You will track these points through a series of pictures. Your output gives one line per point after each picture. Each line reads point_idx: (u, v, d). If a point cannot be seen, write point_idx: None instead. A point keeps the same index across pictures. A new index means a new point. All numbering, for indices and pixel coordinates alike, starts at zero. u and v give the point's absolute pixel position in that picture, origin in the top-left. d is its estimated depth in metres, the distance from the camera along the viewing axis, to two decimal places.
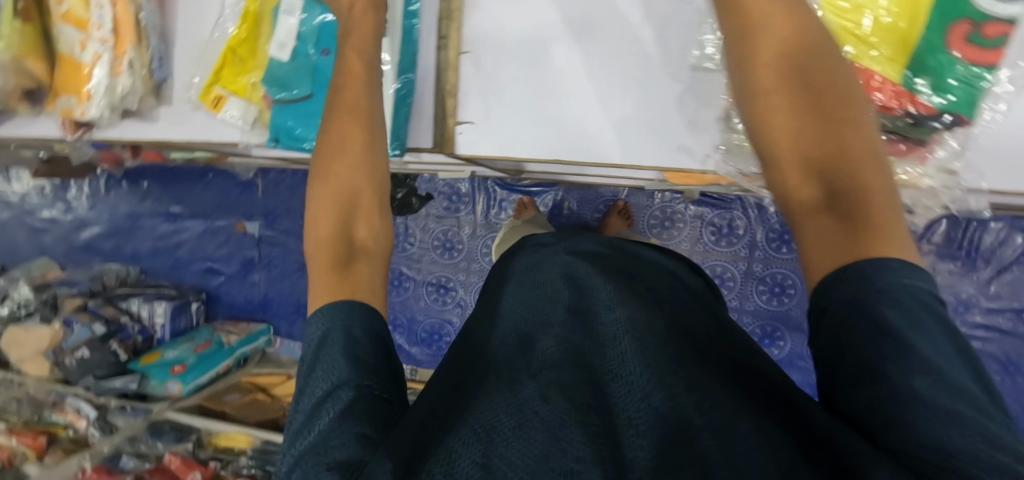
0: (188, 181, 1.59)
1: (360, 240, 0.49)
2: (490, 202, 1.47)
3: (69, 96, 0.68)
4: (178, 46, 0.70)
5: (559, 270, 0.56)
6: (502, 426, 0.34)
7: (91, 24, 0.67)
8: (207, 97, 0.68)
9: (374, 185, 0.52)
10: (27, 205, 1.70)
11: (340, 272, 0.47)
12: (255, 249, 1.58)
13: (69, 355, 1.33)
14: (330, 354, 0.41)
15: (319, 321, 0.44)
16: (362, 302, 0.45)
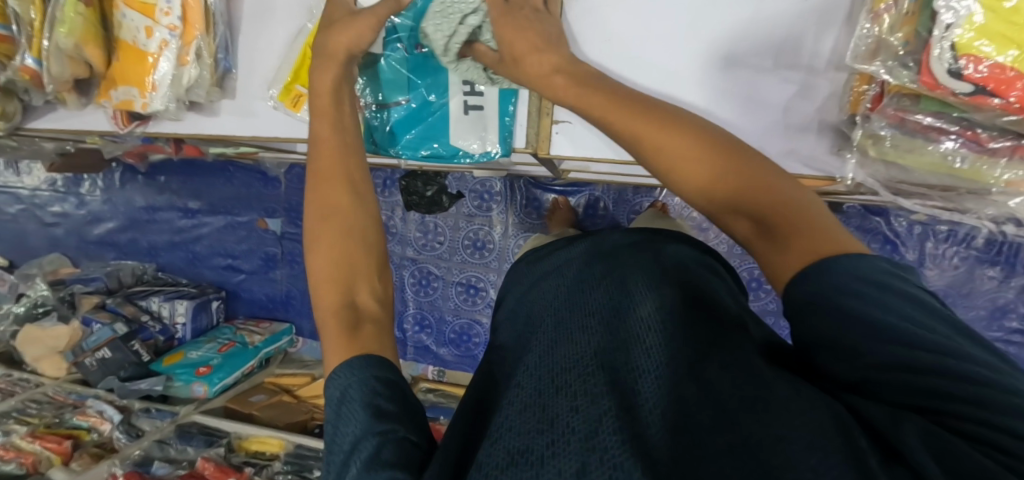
0: (208, 175, 1.54)
1: (364, 306, 0.42)
2: (523, 200, 1.44)
3: (131, 84, 0.68)
4: (243, 35, 0.68)
5: (561, 259, 0.49)
6: (533, 449, 0.27)
7: (158, 10, 0.66)
8: (287, 96, 0.64)
9: (368, 243, 0.45)
10: (38, 199, 1.64)
11: (349, 332, 0.39)
12: (276, 245, 1.53)
13: (91, 355, 1.29)
14: (344, 407, 0.34)
15: (334, 386, 0.36)
16: (377, 357, 0.38)
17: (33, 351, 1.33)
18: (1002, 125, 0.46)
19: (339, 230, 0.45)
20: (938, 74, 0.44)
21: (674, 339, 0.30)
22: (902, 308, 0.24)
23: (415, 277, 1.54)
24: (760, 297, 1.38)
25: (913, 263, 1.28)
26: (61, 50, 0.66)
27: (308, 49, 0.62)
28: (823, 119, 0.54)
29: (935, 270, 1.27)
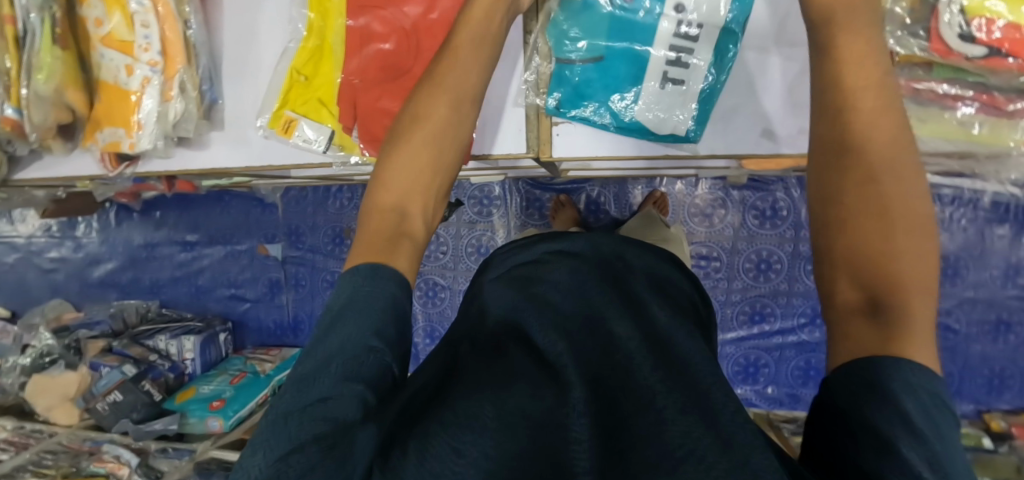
0: (204, 206, 1.53)
1: (415, 224, 0.50)
2: (524, 202, 1.43)
3: (117, 125, 0.68)
4: (224, 65, 0.72)
5: (569, 271, 0.54)
6: (484, 412, 0.33)
7: (136, 46, 0.66)
8: (278, 122, 0.69)
9: (440, 170, 0.53)
10: (36, 246, 1.63)
11: (386, 245, 0.47)
12: (280, 270, 1.52)
13: (102, 399, 1.27)
14: (354, 315, 0.41)
15: (348, 285, 0.44)
16: (390, 268, 0.45)
17: (44, 400, 1.32)
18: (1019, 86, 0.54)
19: (415, 158, 0.52)
20: (949, 41, 0.52)
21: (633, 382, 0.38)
22: (926, 431, 0.25)
23: (421, 290, 1.53)
24: (771, 278, 1.36)
25: None
26: (43, 98, 0.66)
27: (294, 74, 0.68)
28: None
29: (944, 234, 1.25)
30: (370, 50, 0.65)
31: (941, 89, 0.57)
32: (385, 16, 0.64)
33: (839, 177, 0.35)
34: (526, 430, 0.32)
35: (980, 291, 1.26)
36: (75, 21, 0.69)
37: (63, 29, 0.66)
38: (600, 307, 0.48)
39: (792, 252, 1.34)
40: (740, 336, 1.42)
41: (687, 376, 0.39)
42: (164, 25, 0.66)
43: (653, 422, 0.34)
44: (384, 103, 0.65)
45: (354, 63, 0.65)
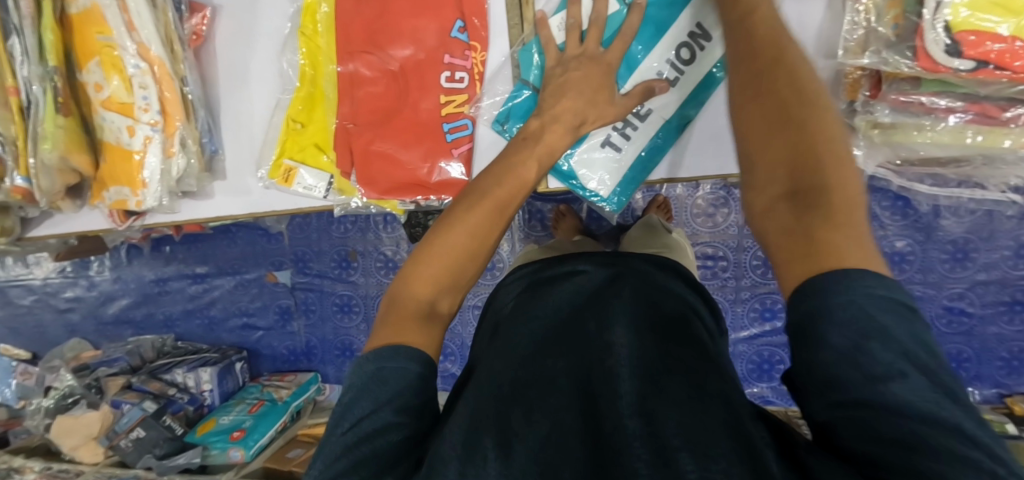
0: (211, 239, 1.55)
1: (442, 314, 0.49)
2: (525, 216, 1.44)
3: (122, 185, 0.72)
4: (223, 120, 0.78)
5: (567, 294, 0.56)
6: (491, 463, 0.36)
7: (136, 107, 0.68)
8: (278, 172, 0.75)
9: (485, 247, 0.53)
10: (50, 288, 1.66)
11: (425, 319, 0.47)
12: (290, 297, 1.54)
13: (125, 437, 1.30)
14: (367, 395, 0.41)
15: (365, 364, 0.44)
16: (405, 344, 0.45)
17: (69, 441, 1.34)
18: (1006, 96, 0.60)
19: (458, 245, 0.51)
20: (936, 57, 0.56)
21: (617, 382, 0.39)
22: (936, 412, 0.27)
23: None
24: None
25: (928, 215, 1.25)
26: (48, 166, 0.69)
27: (290, 122, 0.74)
28: None
29: (951, 219, 1.24)
30: (360, 93, 0.72)
31: (926, 102, 0.62)
32: (372, 61, 0.71)
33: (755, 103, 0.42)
34: (512, 466, 0.35)
35: (993, 273, 1.25)
36: (74, 86, 0.70)
37: (64, 97, 0.68)
38: (586, 316, 0.51)
39: None
40: (752, 335, 1.42)
41: (664, 360, 0.41)
42: (162, 86, 0.68)
43: (624, 427, 0.35)
44: (378, 146, 0.73)
45: (345, 108, 0.73)
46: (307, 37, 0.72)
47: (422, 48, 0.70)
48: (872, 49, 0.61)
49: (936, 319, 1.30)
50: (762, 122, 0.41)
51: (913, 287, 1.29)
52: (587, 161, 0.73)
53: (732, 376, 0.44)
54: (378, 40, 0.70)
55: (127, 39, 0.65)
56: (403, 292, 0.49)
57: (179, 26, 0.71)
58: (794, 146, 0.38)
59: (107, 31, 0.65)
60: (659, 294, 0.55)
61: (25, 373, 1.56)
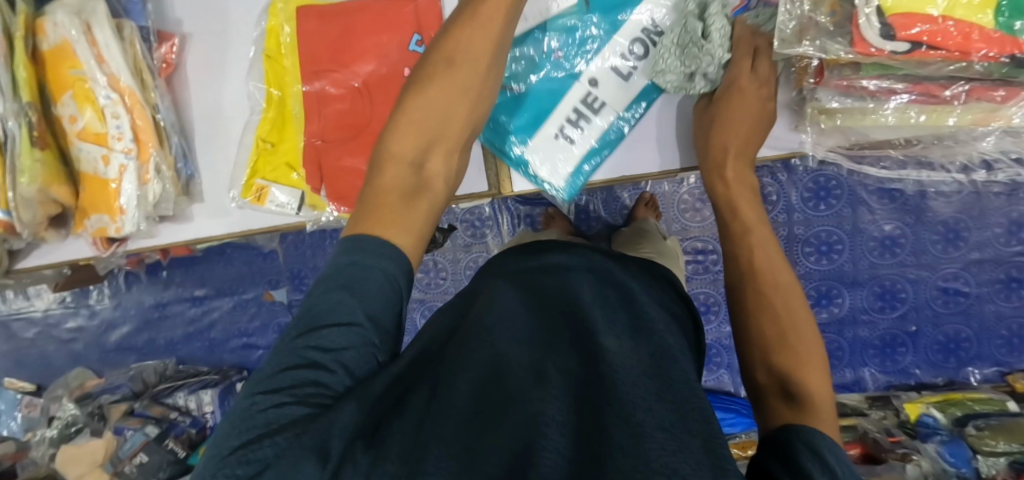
0: (208, 261, 1.58)
1: (425, 177, 0.61)
2: (515, 221, 1.46)
3: (102, 212, 0.74)
4: (197, 143, 0.80)
5: (561, 285, 0.57)
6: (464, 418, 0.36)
7: (110, 136, 0.70)
8: (250, 192, 0.77)
9: (453, 113, 0.66)
10: (52, 318, 1.68)
11: (409, 198, 0.58)
12: (288, 315, 1.55)
13: (128, 463, 1.32)
14: (343, 301, 0.44)
15: (343, 257, 0.48)
16: (383, 235, 0.51)
17: (75, 470, 1.34)
18: (947, 75, 0.61)
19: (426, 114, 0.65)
20: (871, 42, 0.57)
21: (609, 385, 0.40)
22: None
23: (426, 317, 1.53)
24: None
25: (915, 196, 1.26)
26: (28, 199, 0.71)
27: (261, 143, 0.76)
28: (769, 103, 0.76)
29: (939, 199, 1.25)
30: (328, 111, 0.74)
31: (868, 86, 0.63)
32: (337, 79, 0.73)
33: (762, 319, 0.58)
34: (486, 430, 0.36)
35: (986, 252, 1.25)
36: (51, 120, 0.73)
37: (40, 130, 0.70)
38: (576, 315, 0.51)
39: (789, 236, 1.32)
40: None
41: (654, 383, 0.41)
42: (134, 114, 0.70)
43: (612, 423, 0.36)
44: (348, 162, 0.75)
45: (315, 125, 0.75)
46: (273, 60, 0.75)
47: (386, 64, 0.73)
48: (811, 38, 0.61)
49: (932, 300, 1.29)
50: (762, 339, 0.57)
51: (906, 270, 1.29)
52: (548, 146, 0.81)
53: (691, 377, 0.44)
54: (341, 59, 0.73)
55: (97, 72, 0.67)
56: (389, 169, 0.60)
57: (148, 57, 0.73)
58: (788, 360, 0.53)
59: (77, 65, 0.67)
60: (648, 310, 0.55)
61: (30, 405, 1.61)
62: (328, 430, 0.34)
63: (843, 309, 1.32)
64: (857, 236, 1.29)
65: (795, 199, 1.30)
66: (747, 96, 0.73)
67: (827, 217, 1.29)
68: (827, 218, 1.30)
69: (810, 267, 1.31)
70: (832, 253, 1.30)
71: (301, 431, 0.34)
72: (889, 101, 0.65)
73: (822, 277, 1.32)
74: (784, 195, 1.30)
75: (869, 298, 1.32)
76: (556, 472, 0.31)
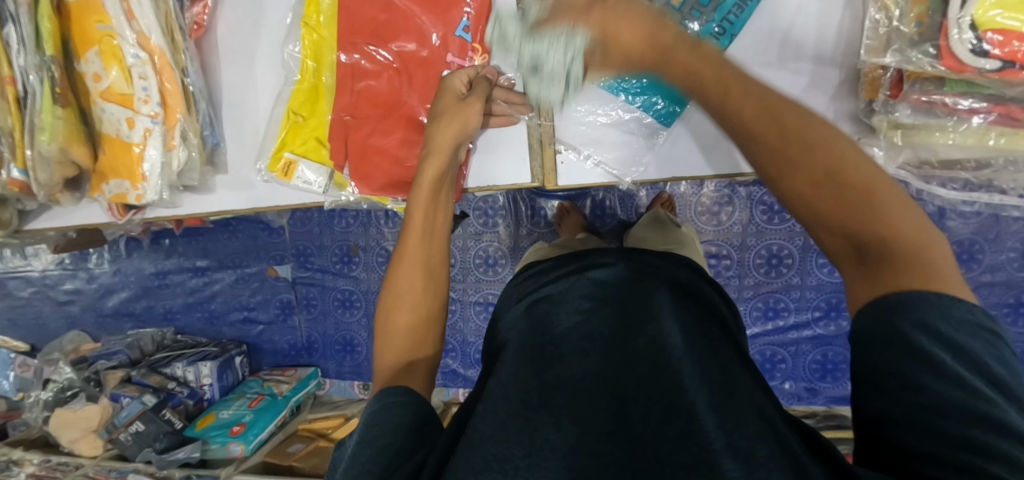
0: (212, 232, 1.55)
1: (428, 343, 0.54)
2: (527, 212, 1.43)
3: (122, 178, 0.71)
4: (225, 112, 0.77)
5: (585, 283, 0.57)
6: (517, 467, 0.37)
7: (136, 98, 0.67)
8: (277, 166, 0.74)
9: (434, 255, 0.59)
10: (49, 279, 1.65)
11: (405, 369, 0.50)
12: (291, 291, 1.53)
13: (125, 430, 1.28)
14: (377, 422, 0.42)
15: (372, 403, 0.44)
16: (405, 386, 0.47)
17: (69, 434, 1.33)
18: None
19: (413, 267, 0.57)
20: (961, 57, 0.55)
21: (651, 395, 0.41)
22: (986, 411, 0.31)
23: None
24: (783, 273, 1.36)
25: (934, 215, 1.25)
26: (47, 158, 0.69)
27: (292, 115, 0.74)
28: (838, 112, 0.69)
29: (957, 220, 1.24)
30: (360, 86, 0.71)
31: (950, 103, 0.61)
32: (374, 54, 0.71)
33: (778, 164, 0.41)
34: (540, 468, 0.37)
35: (999, 275, 1.25)
36: (73, 77, 0.70)
37: (63, 87, 0.67)
38: (606, 320, 0.51)
39: (802, 246, 1.33)
40: (755, 334, 1.41)
41: (693, 394, 0.40)
42: (164, 77, 0.67)
43: (668, 441, 0.37)
44: (374, 142, 0.72)
45: (344, 100, 0.72)
46: (311, 29, 0.71)
47: (428, 45, 0.70)
48: (896, 48, 0.60)
49: None
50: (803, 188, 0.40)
51: None
52: (575, 132, 0.74)
53: (733, 375, 0.44)
54: (382, 35, 0.70)
55: (127, 29, 0.64)
56: (385, 335, 0.54)
57: (180, 16, 0.70)
58: (839, 202, 0.39)
59: (107, 20, 0.64)
60: (676, 300, 0.54)
61: (25, 365, 1.57)
62: None
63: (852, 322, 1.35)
64: None
65: None
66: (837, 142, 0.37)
67: None
68: None
69: (822, 278, 1.34)
70: None
71: None
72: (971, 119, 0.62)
73: (834, 289, 1.34)
74: None
75: None
76: None
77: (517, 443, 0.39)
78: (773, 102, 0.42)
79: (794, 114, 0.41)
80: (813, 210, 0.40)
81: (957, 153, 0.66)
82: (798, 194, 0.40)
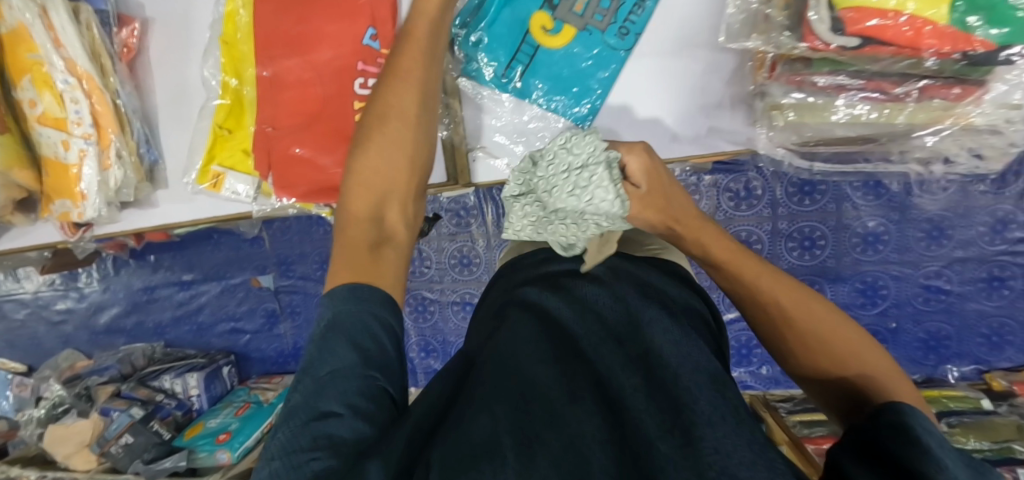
0: (195, 245, 1.58)
1: (389, 220, 0.62)
2: (500, 211, 1.43)
3: (65, 198, 0.87)
4: (161, 128, 0.91)
5: (579, 297, 0.60)
6: (505, 439, 0.38)
7: (69, 122, 0.82)
8: (207, 178, 0.90)
9: (407, 162, 0.66)
10: (41, 299, 1.69)
11: (371, 252, 0.57)
12: (275, 300, 1.57)
13: (114, 443, 1.31)
14: (344, 340, 0.48)
15: (341, 301, 0.51)
16: (378, 286, 0.54)
17: (64, 449, 1.37)
18: (898, 71, 0.73)
19: (393, 164, 0.65)
20: (822, 34, 0.69)
21: (643, 402, 0.44)
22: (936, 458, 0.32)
23: (410, 305, 1.56)
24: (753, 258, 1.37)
25: (901, 193, 1.26)
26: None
27: (218, 129, 0.88)
28: (733, 94, 0.86)
29: (925, 197, 1.25)
30: (282, 96, 0.86)
31: (820, 80, 0.77)
32: (292, 65, 0.85)
33: (797, 345, 0.56)
34: (529, 446, 0.38)
35: (970, 250, 1.26)
36: (13, 106, 0.84)
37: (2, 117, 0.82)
38: (599, 331, 0.54)
39: (771, 231, 1.35)
40: (729, 320, 1.42)
41: (693, 405, 0.42)
42: (92, 101, 0.81)
43: (659, 437, 0.40)
44: (296, 148, 0.87)
45: (267, 113, 0.87)
46: (230, 44, 0.86)
47: (339, 52, 0.85)
48: (769, 32, 0.76)
49: (913, 297, 1.32)
50: (814, 357, 0.55)
51: (889, 266, 1.31)
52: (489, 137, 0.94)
53: (717, 378, 0.47)
54: (298, 47, 0.85)
55: (54, 56, 0.78)
56: (349, 221, 0.61)
57: (109, 43, 0.83)
58: (849, 380, 0.52)
59: (36, 50, 0.78)
60: (665, 310, 0.57)
61: (21, 385, 1.60)
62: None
63: None
64: (841, 232, 1.32)
65: (780, 193, 1.31)
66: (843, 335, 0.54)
67: (811, 212, 1.32)
68: (811, 214, 1.32)
69: (792, 261, 1.35)
70: (815, 249, 1.34)
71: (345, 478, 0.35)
72: (841, 97, 0.78)
73: (806, 272, 1.36)
74: (769, 190, 1.31)
75: (850, 293, 1.35)
76: None
77: (505, 421, 0.40)
78: (807, 304, 0.56)
79: (819, 311, 0.56)
80: (822, 373, 0.54)
81: (845, 130, 0.83)
82: (818, 366, 0.55)
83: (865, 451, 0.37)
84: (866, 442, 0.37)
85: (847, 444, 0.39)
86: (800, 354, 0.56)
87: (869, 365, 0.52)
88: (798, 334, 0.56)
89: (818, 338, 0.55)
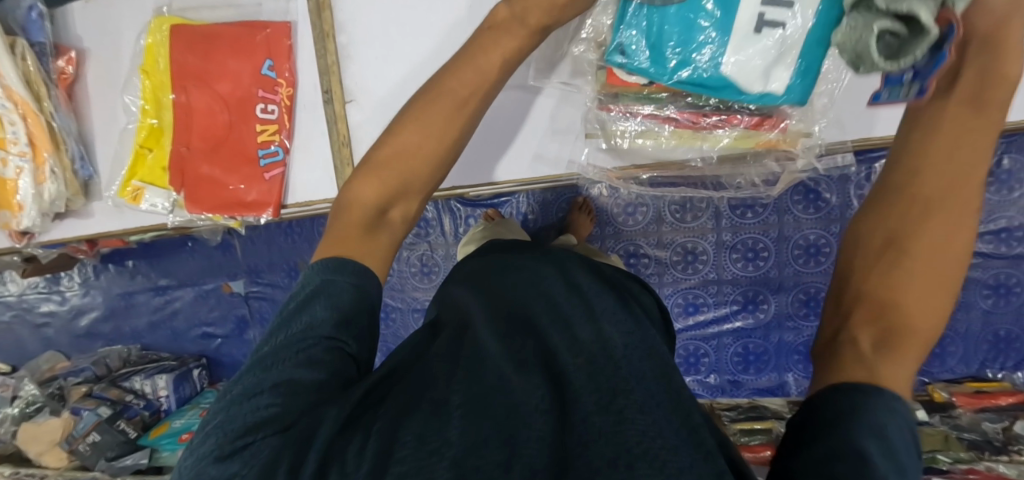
0: (171, 253, 1.65)
1: (391, 217, 0.61)
2: (456, 221, 1.51)
3: (4, 209, 1.01)
4: (95, 145, 1.05)
5: (548, 283, 0.63)
6: (449, 404, 0.42)
7: (9, 141, 0.96)
8: (128, 193, 1.02)
9: (428, 165, 0.63)
10: (26, 302, 1.77)
11: (365, 235, 0.58)
12: (245, 306, 1.63)
13: (81, 441, 1.39)
14: (322, 302, 0.51)
15: (318, 274, 0.54)
16: (349, 258, 0.55)
17: (35, 448, 1.43)
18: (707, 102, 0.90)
19: (415, 161, 0.62)
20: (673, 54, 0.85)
21: (587, 377, 0.47)
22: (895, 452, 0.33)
23: None
24: (699, 269, 1.41)
25: (838, 206, 1.30)
26: None
27: (141, 150, 1.01)
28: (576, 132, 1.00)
29: None
30: (192, 121, 0.98)
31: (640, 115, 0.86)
32: (200, 92, 0.97)
33: (908, 203, 0.44)
34: (469, 411, 0.41)
35: None
36: None
37: None
38: (562, 312, 0.56)
39: (715, 242, 1.39)
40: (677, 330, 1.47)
41: (638, 389, 0.45)
42: (27, 125, 0.95)
43: (600, 410, 0.42)
44: (204, 169, 0.99)
45: (181, 136, 0.98)
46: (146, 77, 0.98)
47: (238, 85, 0.96)
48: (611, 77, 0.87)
49: None
50: (915, 237, 0.43)
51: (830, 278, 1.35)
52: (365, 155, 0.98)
53: (667, 367, 0.51)
54: (204, 77, 0.96)
55: None
56: (351, 206, 0.60)
57: (45, 72, 0.98)
58: (899, 278, 0.42)
59: None
60: (620, 306, 0.60)
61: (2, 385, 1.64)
62: (309, 439, 0.39)
63: (768, 314, 1.41)
64: (783, 243, 1.35)
65: (724, 205, 1.36)
66: (949, 264, 0.42)
67: (753, 225, 1.36)
68: (753, 226, 1.36)
69: (736, 272, 1.39)
70: (758, 260, 1.37)
71: (304, 431, 0.39)
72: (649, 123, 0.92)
73: (750, 282, 1.40)
74: (712, 203, 1.36)
75: (795, 304, 1.39)
76: (539, 458, 0.36)
77: (452, 389, 0.44)
78: (965, 192, 0.44)
79: (959, 212, 0.43)
80: (898, 251, 0.43)
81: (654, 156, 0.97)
82: (907, 240, 0.43)
83: (827, 420, 0.36)
84: (818, 423, 0.37)
85: (803, 412, 0.39)
86: (907, 217, 0.44)
87: (928, 285, 0.41)
88: (923, 198, 0.44)
89: (944, 226, 0.43)
